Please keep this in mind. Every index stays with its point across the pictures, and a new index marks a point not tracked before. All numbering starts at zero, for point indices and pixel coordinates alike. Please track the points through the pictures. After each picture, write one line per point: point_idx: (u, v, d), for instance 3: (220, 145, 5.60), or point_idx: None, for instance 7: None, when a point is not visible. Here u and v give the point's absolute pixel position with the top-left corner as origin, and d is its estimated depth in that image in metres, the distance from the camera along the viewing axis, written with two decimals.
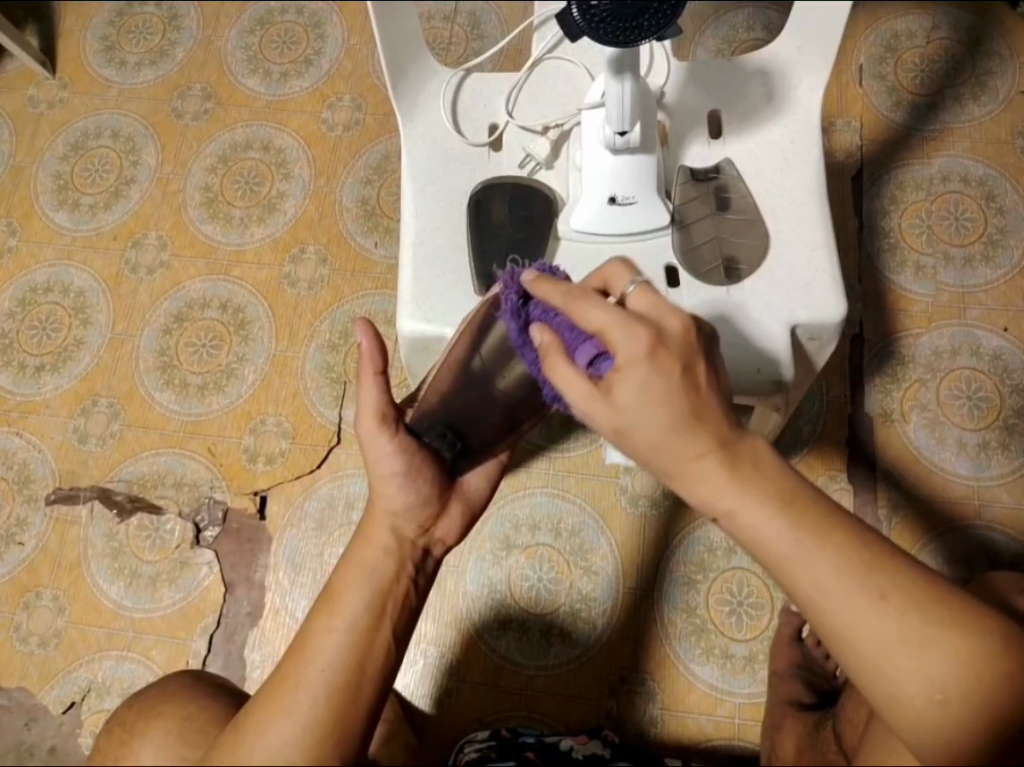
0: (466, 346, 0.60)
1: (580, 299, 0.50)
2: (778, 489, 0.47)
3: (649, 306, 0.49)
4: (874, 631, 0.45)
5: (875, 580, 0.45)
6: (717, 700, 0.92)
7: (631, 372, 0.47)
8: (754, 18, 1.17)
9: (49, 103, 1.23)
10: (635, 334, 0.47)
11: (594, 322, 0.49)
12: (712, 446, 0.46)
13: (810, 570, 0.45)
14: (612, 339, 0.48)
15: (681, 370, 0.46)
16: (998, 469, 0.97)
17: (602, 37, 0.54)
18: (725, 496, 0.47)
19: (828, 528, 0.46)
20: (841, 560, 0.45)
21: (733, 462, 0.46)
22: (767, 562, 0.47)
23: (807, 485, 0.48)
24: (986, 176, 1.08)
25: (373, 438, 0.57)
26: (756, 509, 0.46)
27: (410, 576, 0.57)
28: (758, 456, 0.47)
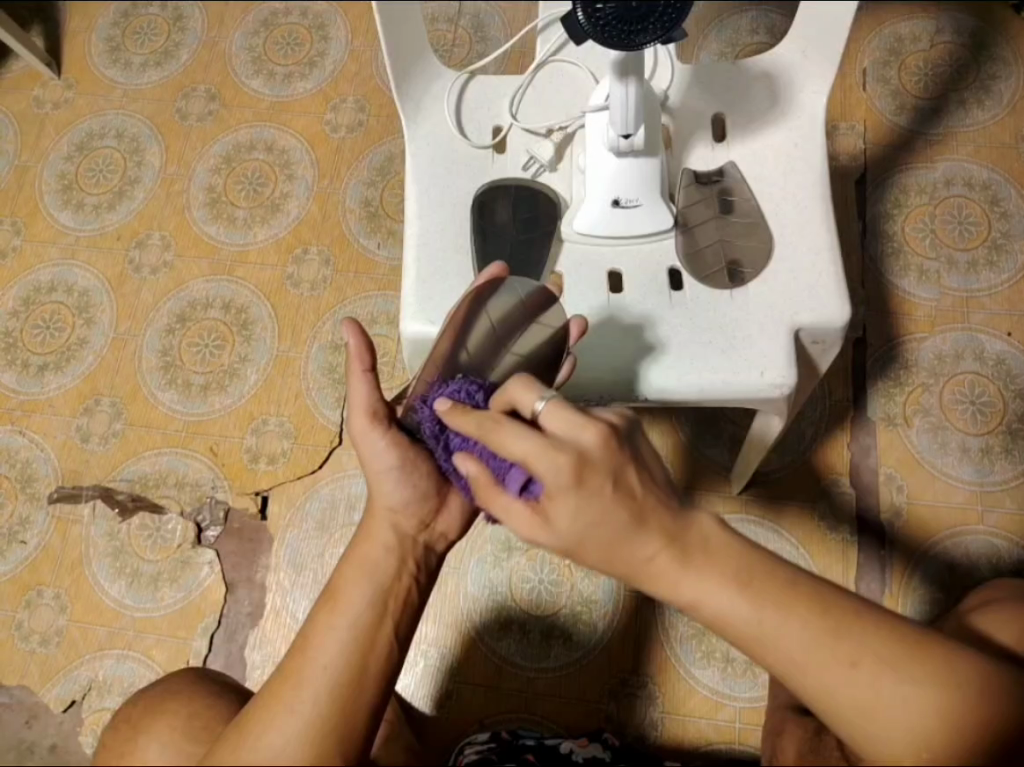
0: (451, 342, 0.61)
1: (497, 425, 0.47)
2: (735, 569, 0.45)
3: (565, 423, 0.46)
4: (850, 696, 0.44)
5: (845, 647, 0.44)
6: (717, 703, 0.92)
7: (561, 502, 0.44)
8: (758, 21, 1.17)
9: (54, 103, 1.24)
10: (558, 461, 0.44)
11: (516, 451, 0.46)
12: (661, 544, 0.45)
13: (779, 645, 0.44)
14: (535, 467, 0.45)
15: (611, 487, 0.44)
16: (1000, 474, 0.96)
17: (607, 40, 0.54)
18: (683, 588, 0.45)
19: (793, 597, 0.44)
20: (810, 630, 0.44)
21: (685, 554, 0.45)
22: (736, 639, 0.46)
23: (764, 554, 0.46)
24: (990, 180, 1.08)
25: (366, 435, 0.57)
26: (716, 597, 0.45)
27: (412, 573, 0.57)
28: (709, 541, 0.45)
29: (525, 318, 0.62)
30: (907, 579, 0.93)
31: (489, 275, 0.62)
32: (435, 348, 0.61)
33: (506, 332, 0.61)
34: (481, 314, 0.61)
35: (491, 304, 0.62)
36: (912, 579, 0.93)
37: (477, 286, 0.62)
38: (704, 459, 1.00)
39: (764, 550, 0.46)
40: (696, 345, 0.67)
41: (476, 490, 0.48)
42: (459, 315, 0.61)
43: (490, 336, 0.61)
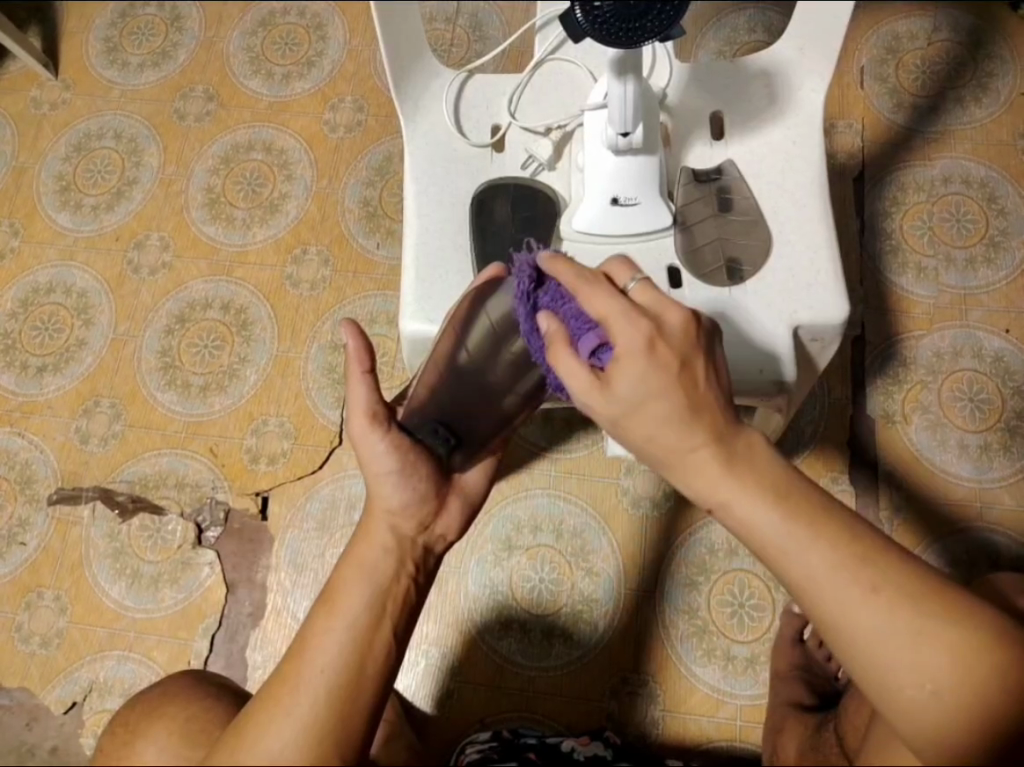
0: (450, 343, 0.63)
1: (587, 282, 0.51)
2: (769, 482, 0.47)
3: (653, 299, 0.50)
4: (866, 621, 0.44)
5: (867, 572, 0.45)
6: (717, 701, 0.92)
7: (629, 366, 0.48)
8: (755, 20, 1.17)
9: (52, 104, 1.23)
10: (634, 329, 0.49)
11: (597, 310, 0.50)
12: (708, 439, 0.48)
13: (803, 558, 0.46)
14: (613, 330, 0.49)
15: (678, 365, 0.48)
16: (999, 471, 0.97)
17: (606, 38, 0.54)
18: (718, 487, 0.48)
19: (822, 519, 0.47)
20: (835, 550, 0.46)
21: (728, 456, 0.48)
22: (761, 553, 0.48)
23: (803, 481, 0.49)
24: (987, 178, 1.08)
25: (365, 436, 0.57)
26: (745, 503, 0.47)
27: (411, 574, 0.57)
28: (754, 453, 0.48)
29: None
30: None
31: (487, 276, 0.61)
32: (439, 345, 0.65)
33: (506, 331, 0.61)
34: (481, 314, 0.61)
35: (490, 304, 0.61)
36: None
37: (476, 288, 0.62)
38: None
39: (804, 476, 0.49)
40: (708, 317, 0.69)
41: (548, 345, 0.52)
42: (459, 315, 0.63)
43: (489, 336, 0.62)
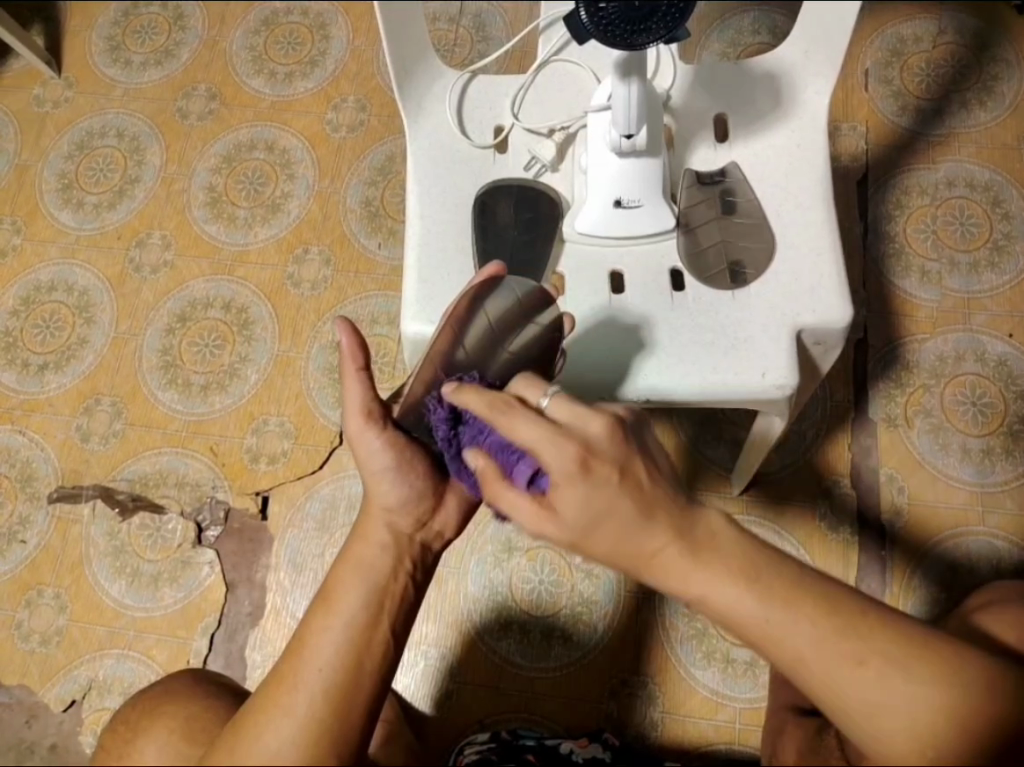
0: (448, 342, 0.59)
1: (509, 412, 0.49)
2: (739, 564, 0.45)
3: (573, 414, 0.48)
4: (856, 693, 0.44)
5: (852, 645, 0.44)
6: (717, 703, 0.92)
7: (569, 489, 0.45)
8: (759, 22, 1.17)
9: (54, 102, 1.23)
10: (565, 449, 0.46)
11: (525, 437, 0.47)
12: (670, 537, 0.45)
13: (787, 638, 0.44)
14: (542, 456, 0.46)
15: (618, 475, 0.46)
16: (1001, 475, 0.96)
17: (611, 39, 0.54)
18: (690, 582, 0.45)
19: (799, 595, 0.44)
20: (818, 625, 0.44)
21: (693, 549, 0.45)
22: (743, 634, 0.46)
23: (770, 550, 0.46)
24: (991, 181, 1.08)
25: (361, 435, 0.58)
26: (723, 592, 0.45)
27: (408, 572, 0.57)
28: (716, 537, 0.46)
29: (520, 317, 0.61)
30: (908, 579, 0.93)
31: (487, 273, 0.61)
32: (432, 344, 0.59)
33: (501, 332, 0.61)
34: (480, 312, 0.60)
35: (489, 303, 0.60)
36: (913, 581, 0.93)
37: (473, 286, 0.60)
38: (705, 460, 1.00)
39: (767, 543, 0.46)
40: (695, 351, 0.66)
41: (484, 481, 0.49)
42: (457, 313, 0.59)
43: (489, 332, 0.60)
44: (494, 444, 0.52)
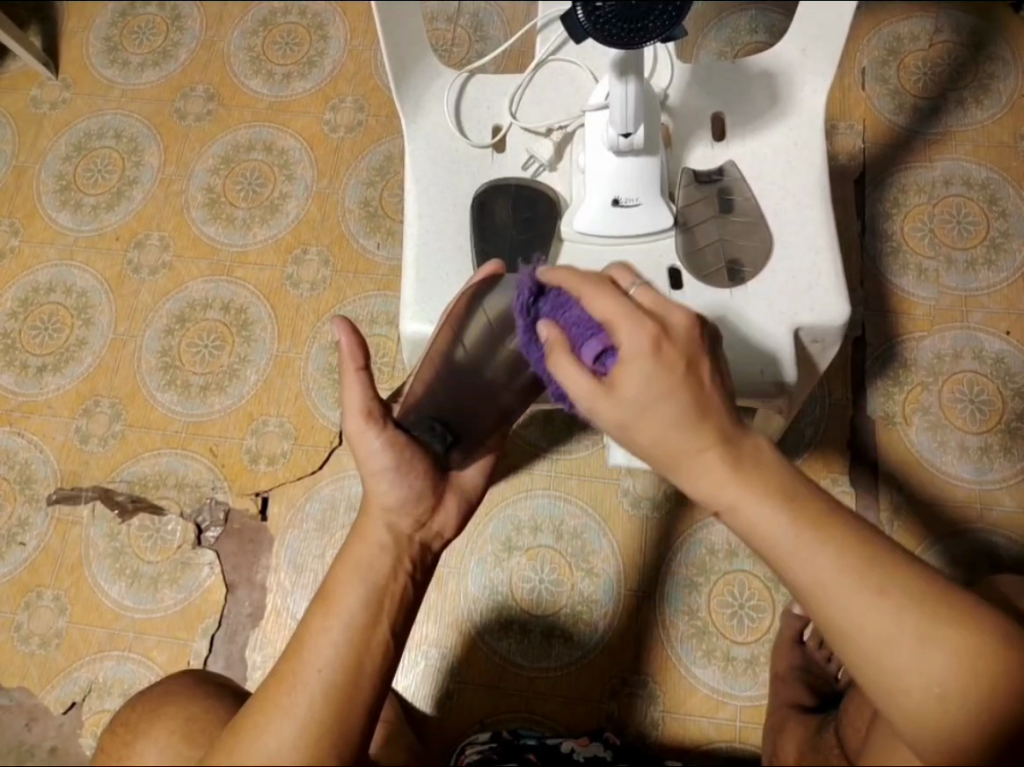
0: (447, 341, 0.62)
1: (594, 285, 0.50)
2: (774, 483, 0.47)
3: (654, 302, 0.49)
4: (873, 626, 0.44)
5: (873, 574, 0.45)
6: (718, 702, 0.92)
7: (636, 367, 0.47)
8: (757, 20, 1.17)
9: (52, 103, 1.23)
10: (640, 331, 0.47)
11: (603, 313, 0.49)
12: (714, 442, 0.47)
13: (811, 561, 0.45)
14: (619, 332, 0.48)
15: (685, 365, 0.47)
16: (1000, 472, 0.96)
17: (607, 38, 0.54)
18: (724, 490, 0.47)
19: (827, 521, 0.46)
20: (843, 551, 0.45)
21: (736, 458, 0.47)
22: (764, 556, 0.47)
23: (806, 481, 0.48)
24: (988, 179, 1.08)
25: (361, 434, 0.57)
26: (755, 504, 0.46)
27: (408, 572, 0.57)
28: (758, 454, 0.48)
29: None
30: None
31: (484, 274, 0.61)
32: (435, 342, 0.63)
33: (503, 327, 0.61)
34: (478, 310, 0.62)
35: (489, 299, 0.61)
36: None
37: (476, 282, 0.61)
38: None
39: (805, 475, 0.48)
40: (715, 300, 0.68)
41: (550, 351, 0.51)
42: (456, 311, 0.62)
43: (487, 331, 0.62)
44: (570, 320, 0.52)
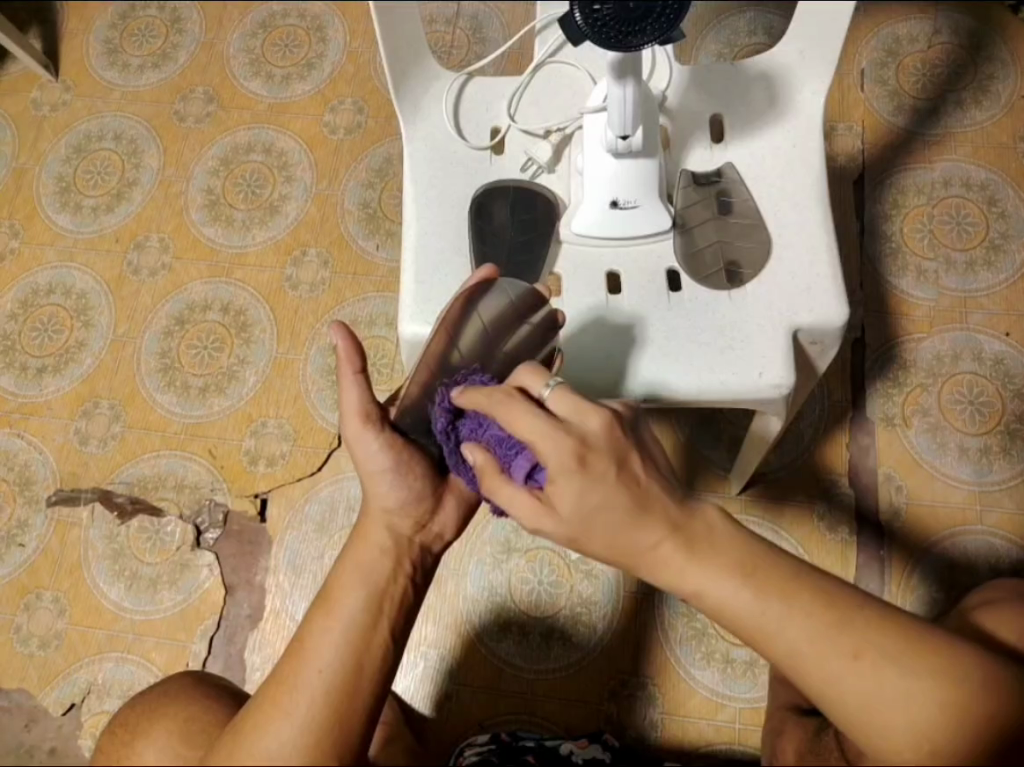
0: (443, 344, 0.59)
1: (508, 404, 0.50)
2: (735, 561, 0.46)
3: (572, 408, 0.49)
4: (853, 690, 0.44)
5: (846, 639, 0.44)
6: (717, 704, 0.92)
7: (565, 484, 0.47)
8: (756, 22, 1.17)
9: (52, 105, 1.24)
10: (562, 442, 0.47)
11: (525, 432, 0.48)
12: (665, 532, 0.47)
13: (783, 635, 0.45)
14: (540, 451, 0.47)
15: (614, 469, 0.47)
16: (999, 474, 0.96)
17: (604, 41, 0.54)
18: (687, 577, 0.47)
19: (792, 590, 0.46)
20: (812, 621, 0.45)
21: (688, 544, 0.47)
22: (740, 632, 0.46)
23: (767, 549, 0.47)
24: (987, 180, 1.08)
25: (359, 437, 0.58)
26: (719, 586, 0.46)
27: (408, 574, 0.57)
28: (712, 534, 0.47)
29: (516, 318, 0.61)
30: (907, 578, 0.93)
31: (480, 275, 0.60)
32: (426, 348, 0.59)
33: (497, 333, 0.60)
34: (474, 313, 0.60)
35: (484, 303, 0.60)
36: (912, 580, 0.93)
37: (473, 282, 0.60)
38: (703, 460, 1.00)
39: (763, 541, 0.48)
40: (696, 340, 0.67)
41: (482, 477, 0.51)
42: (452, 315, 0.59)
43: (482, 336, 0.60)
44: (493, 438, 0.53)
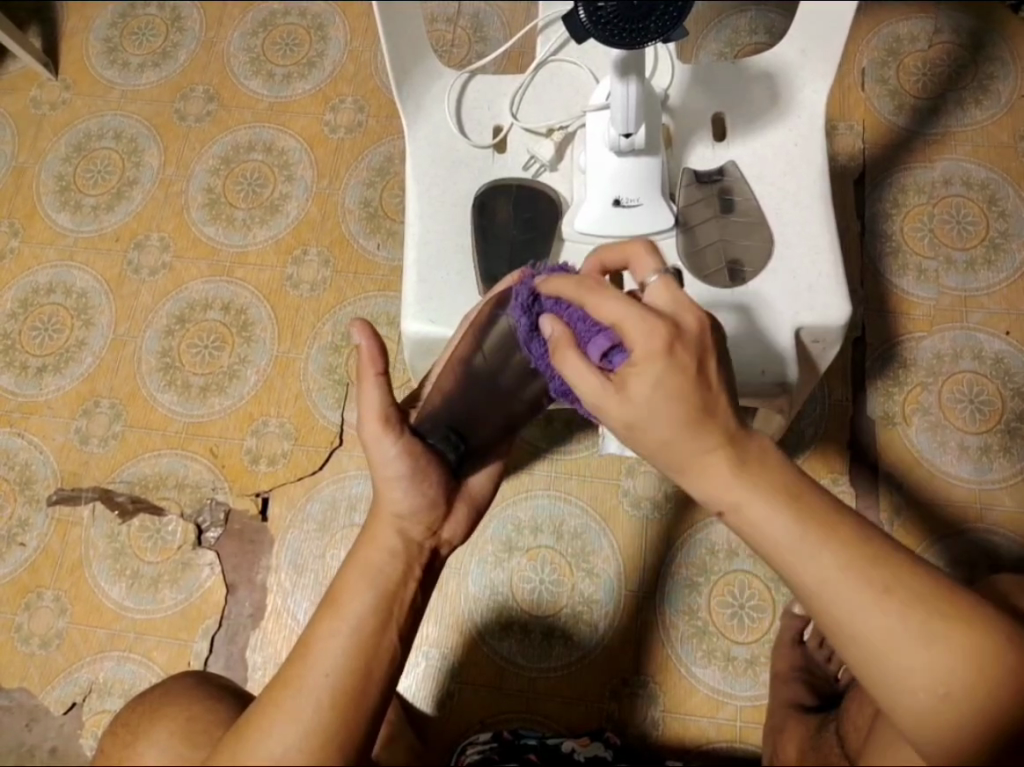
0: (469, 346, 0.62)
1: (595, 293, 0.51)
2: (781, 486, 0.48)
3: (667, 302, 0.51)
4: (880, 627, 0.44)
5: (880, 575, 0.45)
6: (718, 701, 0.92)
7: (647, 369, 0.48)
8: (757, 21, 1.17)
9: (51, 104, 1.23)
10: (652, 331, 0.48)
11: (608, 316, 0.50)
12: (719, 441, 0.48)
13: (815, 561, 0.45)
14: (630, 333, 0.49)
15: (695, 366, 0.48)
16: (999, 472, 0.97)
17: (609, 38, 0.54)
18: (730, 490, 0.48)
19: (834, 524, 0.47)
20: (848, 553, 0.45)
21: (738, 457, 0.48)
22: (770, 557, 0.47)
23: (814, 487, 0.49)
24: (988, 180, 1.09)
25: (377, 441, 0.57)
26: (760, 503, 0.47)
27: (417, 579, 0.57)
28: (763, 455, 0.49)
29: None
30: None
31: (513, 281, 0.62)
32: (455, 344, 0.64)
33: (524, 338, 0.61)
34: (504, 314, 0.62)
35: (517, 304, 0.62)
36: None
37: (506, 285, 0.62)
38: None
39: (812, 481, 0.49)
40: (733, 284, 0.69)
41: (556, 348, 0.53)
42: (482, 314, 0.62)
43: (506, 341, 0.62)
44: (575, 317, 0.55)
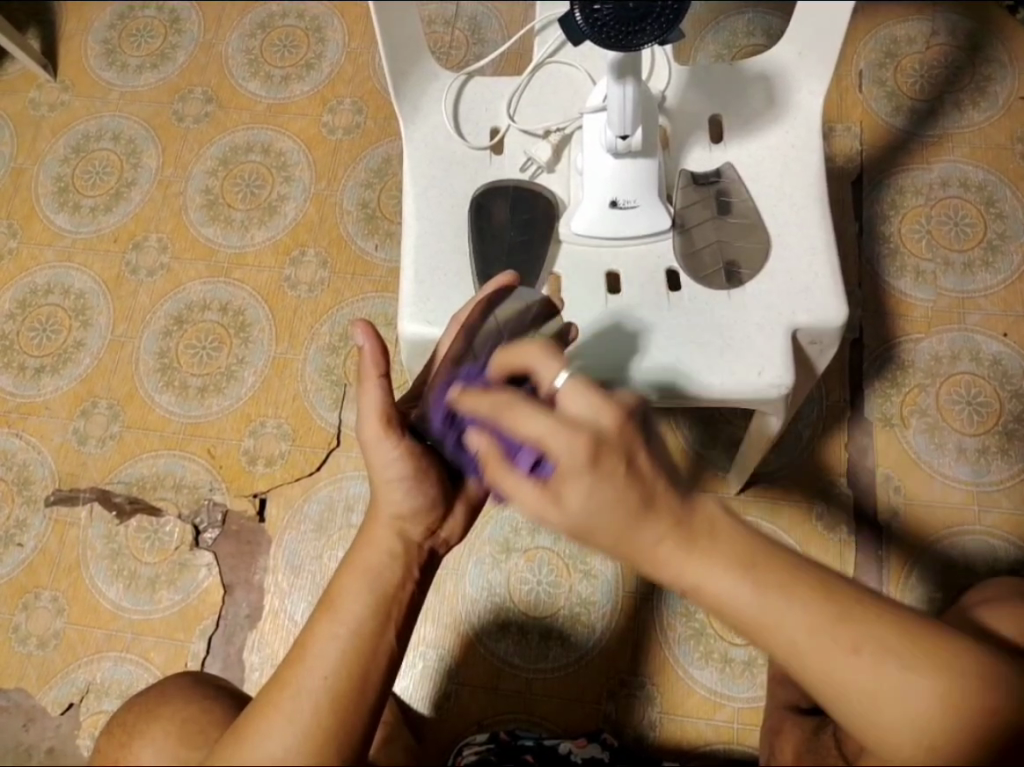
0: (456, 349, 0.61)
1: (512, 407, 0.46)
2: (737, 554, 0.45)
3: (582, 404, 0.46)
4: (855, 683, 0.44)
5: (847, 633, 0.44)
6: (716, 703, 0.92)
7: (574, 481, 0.44)
8: (755, 23, 1.17)
9: (51, 105, 1.23)
10: (572, 442, 0.44)
11: (533, 431, 0.45)
12: (668, 529, 0.45)
13: (783, 631, 0.44)
14: (550, 448, 0.45)
15: (624, 468, 0.45)
16: (997, 474, 0.97)
17: (605, 41, 0.54)
18: (686, 571, 0.45)
19: (794, 583, 0.44)
20: (810, 613, 0.44)
21: (689, 539, 0.45)
22: (739, 628, 0.45)
23: (763, 539, 0.46)
24: (985, 181, 1.09)
25: (378, 443, 0.57)
26: (720, 582, 0.44)
27: (415, 580, 0.57)
28: (713, 527, 0.46)
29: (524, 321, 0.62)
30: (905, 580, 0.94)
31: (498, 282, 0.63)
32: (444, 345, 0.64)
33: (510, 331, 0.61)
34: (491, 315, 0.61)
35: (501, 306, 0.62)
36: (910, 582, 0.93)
37: (489, 291, 0.63)
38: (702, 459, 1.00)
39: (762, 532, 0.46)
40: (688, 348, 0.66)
41: (487, 465, 0.48)
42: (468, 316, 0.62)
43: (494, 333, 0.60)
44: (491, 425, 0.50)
